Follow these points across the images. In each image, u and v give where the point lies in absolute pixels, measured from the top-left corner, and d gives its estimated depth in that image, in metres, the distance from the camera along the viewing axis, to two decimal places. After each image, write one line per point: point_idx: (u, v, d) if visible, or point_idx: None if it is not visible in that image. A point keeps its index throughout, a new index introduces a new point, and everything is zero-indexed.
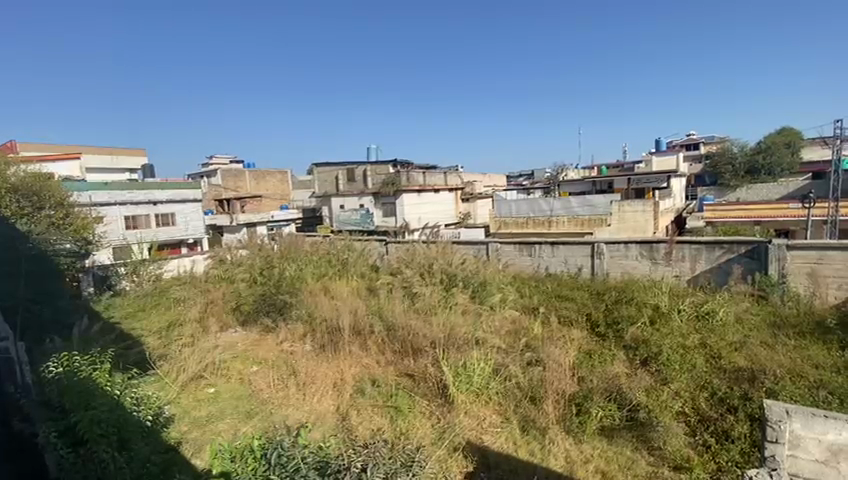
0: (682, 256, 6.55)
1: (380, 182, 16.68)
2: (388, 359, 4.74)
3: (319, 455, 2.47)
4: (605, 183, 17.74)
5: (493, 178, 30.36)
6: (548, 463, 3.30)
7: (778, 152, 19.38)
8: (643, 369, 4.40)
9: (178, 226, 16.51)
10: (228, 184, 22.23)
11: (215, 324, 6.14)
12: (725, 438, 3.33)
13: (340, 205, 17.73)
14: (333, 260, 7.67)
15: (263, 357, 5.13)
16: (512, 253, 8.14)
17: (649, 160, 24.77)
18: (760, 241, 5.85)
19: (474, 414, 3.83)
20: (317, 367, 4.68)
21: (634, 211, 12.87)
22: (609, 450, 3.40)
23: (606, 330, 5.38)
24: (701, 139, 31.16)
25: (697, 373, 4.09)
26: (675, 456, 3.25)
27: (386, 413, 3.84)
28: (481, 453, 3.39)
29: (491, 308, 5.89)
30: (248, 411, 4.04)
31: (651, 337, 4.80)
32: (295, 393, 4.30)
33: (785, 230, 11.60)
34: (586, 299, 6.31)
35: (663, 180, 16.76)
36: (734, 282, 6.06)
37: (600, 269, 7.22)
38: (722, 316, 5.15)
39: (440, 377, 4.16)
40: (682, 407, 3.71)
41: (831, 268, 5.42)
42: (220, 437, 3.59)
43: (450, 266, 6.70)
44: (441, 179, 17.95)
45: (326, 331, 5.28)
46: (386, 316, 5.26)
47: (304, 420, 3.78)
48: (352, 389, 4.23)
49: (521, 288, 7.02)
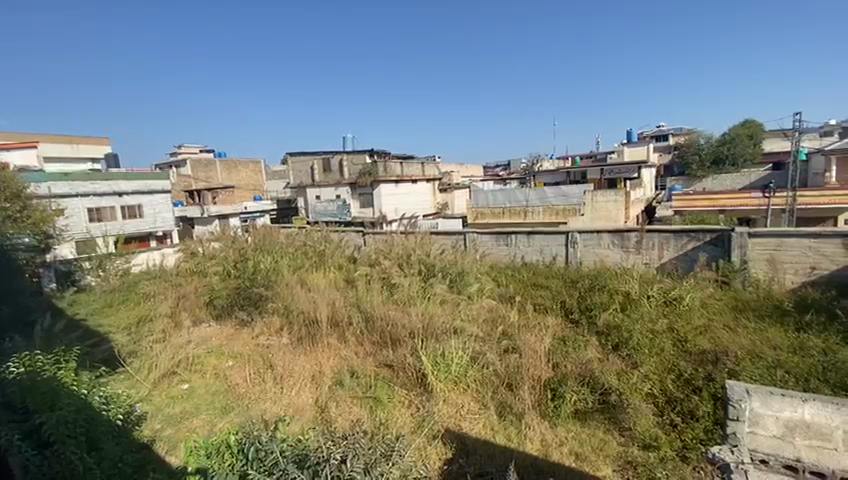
0: (652, 244, 6.78)
1: (357, 172, 16.51)
2: (367, 350, 4.73)
3: (297, 449, 2.45)
4: (577, 172, 18.40)
5: (469, 168, 30.52)
6: (525, 447, 3.40)
7: (741, 143, 20.20)
8: (615, 353, 4.56)
9: (146, 218, 15.89)
10: (199, 174, 21.55)
11: (188, 318, 5.98)
12: (690, 417, 3.50)
13: (316, 196, 17.52)
14: (309, 253, 7.56)
15: (238, 351, 5.04)
16: (489, 243, 8.23)
17: (620, 151, 25.40)
18: (724, 228, 6.11)
19: (453, 402, 3.90)
20: (295, 361, 4.63)
21: (607, 200, 13.25)
22: (582, 433, 3.54)
23: (579, 316, 5.54)
24: (670, 130, 32.12)
25: (665, 356, 4.27)
26: (644, 435, 3.39)
27: (365, 404, 3.86)
28: (459, 439, 3.46)
29: (469, 297, 5.95)
30: (224, 407, 3.98)
31: (622, 322, 4.98)
32: (272, 387, 4.25)
33: (747, 219, 12.05)
34: (560, 287, 6.46)
35: (634, 170, 17.26)
36: (699, 269, 6.33)
37: (574, 258, 7.40)
38: (688, 301, 5.38)
39: (418, 367, 4.19)
40: (651, 389, 3.84)
41: (789, 254, 5.72)
42: (196, 434, 3.52)
43: (427, 256, 6.73)
44: (418, 169, 17.89)
45: (304, 323, 5.21)
46: (365, 307, 5.23)
47: (282, 414, 3.74)
48: (331, 382, 4.22)
49: (498, 277, 7.12)
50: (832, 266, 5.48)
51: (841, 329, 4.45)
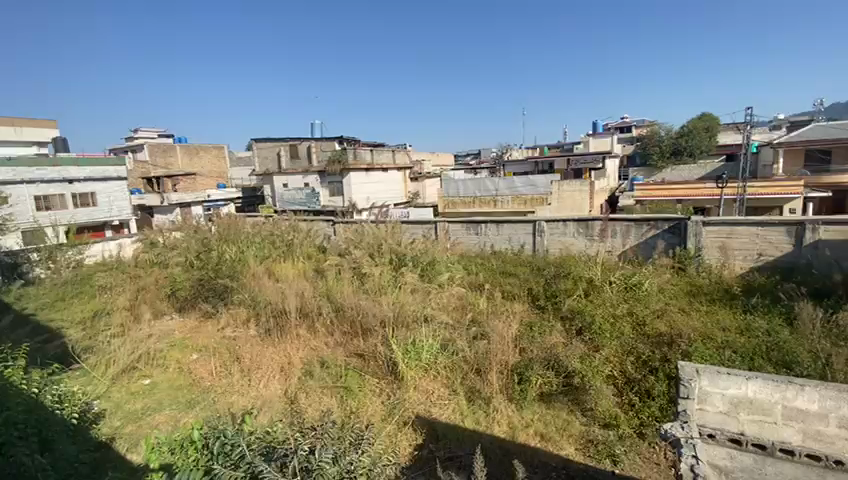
0: (614, 232, 7.03)
1: (325, 160, 16.20)
2: (338, 340, 4.70)
3: (265, 441, 2.42)
4: (545, 162, 18.77)
5: (440, 157, 30.58)
6: (492, 430, 3.50)
7: (698, 135, 21.13)
8: (578, 338, 4.74)
9: (100, 207, 15.03)
10: (158, 160, 20.53)
11: (148, 311, 5.72)
12: (647, 396, 3.70)
13: (283, 183, 17.08)
14: (277, 242, 7.37)
15: (203, 343, 4.91)
16: (459, 232, 8.29)
17: (586, 142, 26.03)
18: (681, 217, 6.42)
19: (423, 389, 3.95)
20: (263, 353, 4.56)
21: (572, 190, 13.59)
22: (548, 414, 3.67)
23: (545, 302, 5.70)
24: (634, 122, 33.17)
25: (625, 340, 4.47)
26: (604, 415, 3.57)
27: (336, 394, 3.86)
28: (430, 425, 3.52)
29: (440, 286, 5.98)
30: (189, 401, 3.87)
31: (585, 308, 5.17)
32: (239, 380, 4.17)
33: (702, 208, 12.66)
34: (528, 275, 6.63)
35: (599, 160, 17.75)
36: (658, 256, 6.63)
37: (541, 246, 7.59)
38: (647, 287, 5.65)
39: (389, 355, 4.21)
40: (611, 371, 4.02)
41: (739, 241, 6.06)
42: (158, 430, 3.40)
43: (398, 245, 6.71)
44: (389, 156, 17.73)
45: (272, 314, 5.10)
46: (335, 297, 5.16)
47: (250, 407, 3.68)
48: (301, 373, 4.19)
49: (468, 265, 7.21)
50: (778, 253, 5.85)
51: (782, 311, 4.80)
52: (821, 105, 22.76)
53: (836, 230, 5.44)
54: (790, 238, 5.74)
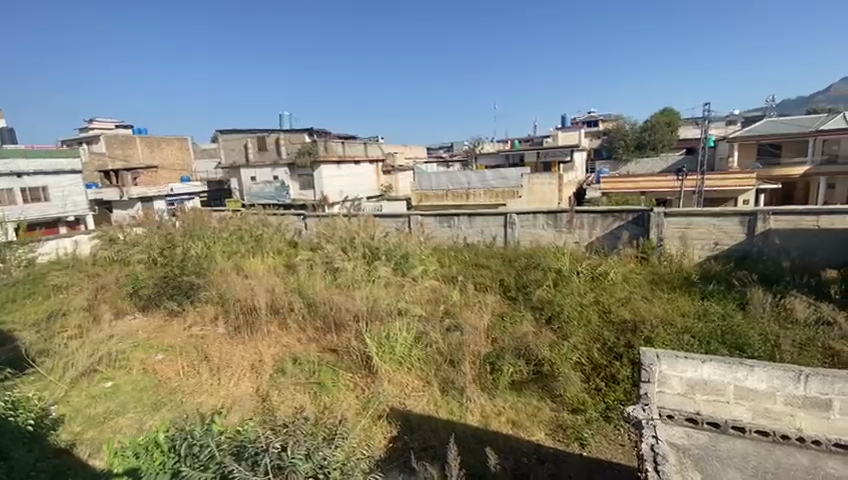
0: (581, 224, 7.23)
1: (295, 152, 15.84)
2: (310, 336, 4.65)
3: (235, 441, 2.36)
4: (516, 155, 19.02)
5: (413, 149, 30.50)
6: (466, 419, 3.57)
7: (660, 129, 21.94)
8: (548, 326, 4.88)
9: (53, 202, 14.17)
10: (116, 153, 19.51)
11: (109, 311, 5.47)
12: (613, 381, 3.87)
13: (251, 177, 16.62)
14: (245, 237, 7.17)
15: (169, 344, 4.75)
16: (432, 225, 8.31)
17: (555, 135, 26.56)
18: (644, 209, 6.67)
19: (397, 381, 3.98)
20: (232, 351, 4.45)
21: (542, 182, 13.86)
22: (519, 401, 3.77)
23: (516, 293, 5.82)
24: (600, 117, 34.07)
25: (592, 327, 4.63)
26: (573, 400, 3.71)
27: (309, 390, 3.83)
28: (404, 417, 3.55)
29: (413, 279, 5.98)
30: (155, 403, 3.75)
31: (554, 297, 5.32)
32: (208, 379, 4.07)
33: (664, 200, 13.18)
34: (499, 266, 6.73)
35: (567, 153, 18.16)
36: (622, 246, 6.88)
37: (512, 238, 7.72)
38: (612, 276, 5.87)
39: (363, 349, 4.19)
40: (579, 358, 4.16)
41: (697, 231, 6.37)
42: (121, 434, 3.27)
43: (371, 239, 6.66)
44: (360, 149, 17.49)
45: (241, 312, 4.97)
46: (306, 292, 5.08)
47: (219, 406, 3.59)
48: (272, 370, 4.13)
49: (441, 258, 7.25)
50: (732, 241, 6.19)
51: (736, 296, 5.10)
52: (772, 102, 24.01)
53: (784, 220, 5.81)
54: (743, 228, 6.08)
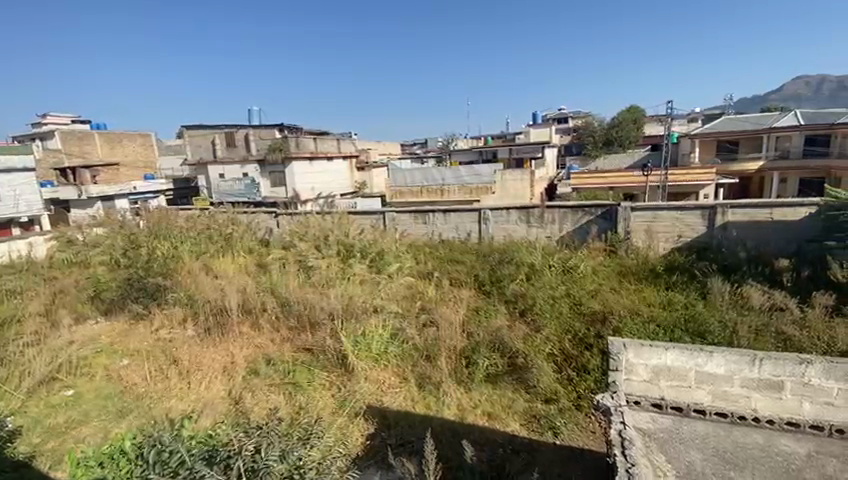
0: (552, 218, 7.40)
1: (265, 148, 15.49)
2: (284, 337, 4.58)
3: (206, 445, 2.30)
4: (489, 151, 19.23)
5: (386, 145, 30.33)
6: (443, 413, 3.60)
7: (627, 126, 22.66)
8: (521, 319, 4.98)
9: (4, 202, 13.23)
10: (73, 150, 18.51)
11: (68, 316, 5.20)
12: (583, 371, 4.00)
13: (220, 174, 16.17)
14: (214, 237, 6.96)
15: (135, 348, 4.57)
16: (407, 221, 8.28)
17: (527, 132, 27.00)
18: (611, 204, 6.89)
19: (374, 379, 3.96)
20: (202, 354, 4.33)
21: (515, 178, 14.08)
22: (494, 394, 3.84)
23: (491, 287, 5.91)
24: (570, 114, 34.85)
25: (563, 318, 4.77)
26: (546, 391, 3.81)
27: (283, 391, 3.77)
28: (381, 414, 3.55)
29: (388, 276, 5.97)
30: (121, 410, 3.60)
31: (527, 291, 5.43)
32: (177, 383, 3.94)
33: (631, 195, 13.62)
34: (474, 262, 6.80)
35: (539, 150, 18.53)
36: (592, 240, 7.08)
37: (486, 234, 7.81)
38: (582, 269, 6.05)
39: (338, 348, 4.16)
40: (552, 349, 4.28)
41: (662, 225, 6.62)
42: (85, 444, 3.13)
43: (346, 237, 6.58)
44: (333, 145, 17.26)
45: (211, 313, 4.82)
46: (279, 292, 4.96)
47: (190, 411, 3.48)
48: (245, 372, 4.05)
49: (417, 255, 7.26)
50: (693, 234, 6.48)
51: (697, 286, 5.35)
52: (729, 100, 25.18)
53: (741, 213, 6.12)
54: (704, 221, 6.37)
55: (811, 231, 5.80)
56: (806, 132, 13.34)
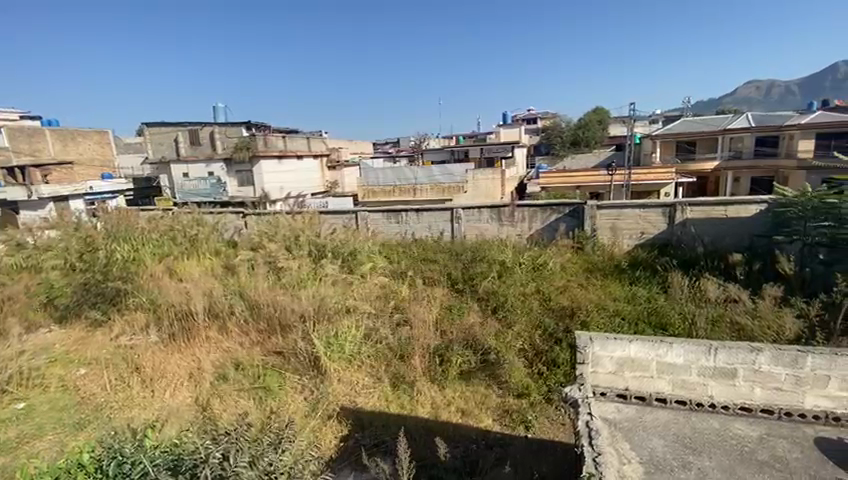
0: (522, 216, 7.54)
1: (232, 146, 15.06)
2: (253, 340, 4.48)
3: (171, 454, 2.22)
4: (461, 151, 19.40)
5: (357, 144, 30.10)
6: (416, 412, 3.62)
7: (593, 127, 23.38)
8: (493, 316, 5.06)
9: None
10: (21, 147, 17.38)
11: (18, 325, 4.90)
12: (553, 365, 4.12)
13: (183, 173, 15.59)
14: (178, 238, 6.70)
15: (93, 356, 4.35)
16: (379, 221, 8.21)
17: (497, 132, 27.39)
18: (578, 202, 7.11)
19: (347, 380, 3.93)
20: (167, 360, 4.18)
21: (486, 177, 14.28)
22: (467, 390, 3.89)
23: (463, 285, 5.97)
24: (539, 114, 35.65)
25: (533, 314, 4.89)
26: (518, 385, 3.90)
27: (253, 395, 3.69)
28: (354, 415, 3.53)
29: (361, 277, 5.93)
30: (78, 422, 3.42)
31: (499, 288, 5.52)
32: (140, 392, 3.79)
33: (597, 193, 14.07)
34: (447, 260, 6.85)
35: (509, 150, 18.85)
36: (560, 237, 7.27)
37: (459, 232, 7.88)
38: (551, 266, 6.21)
39: (310, 350, 4.09)
40: (523, 345, 4.39)
41: (626, 222, 6.87)
42: (37, 459, 2.95)
43: (317, 237, 6.46)
44: (303, 144, 16.96)
45: (176, 318, 4.65)
46: (248, 294, 4.78)
47: (153, 420, 3.34)
48: (213, 377, 3.94)
49: (390, 254, 7.25)
50: (655, 231, 6.77)
51: (659, 281, 5.60)
52: (687, 102, 26.42)
53: (699, 211, 6.43)
54: (665, 218, 6.66)
55: (762, 228, 6.17)
56: (757, 134, 14.17)
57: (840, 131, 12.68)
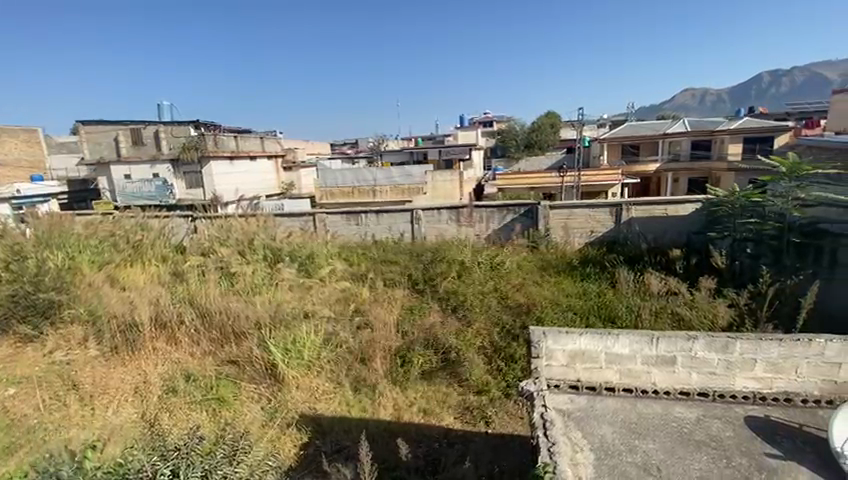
0: (480, 217, 7.70)
1: (179, 147, 14.29)
2: (205, 350, 4.29)
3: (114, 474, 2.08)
4: (419, 153, 19.52)
5: (314, 145, 29.56)
6: (378, 414, 3.60)
7: (545, 130, 24.29)
8: (453, 315, 5.15)
9: None
10: None
11: None
12: (511, 360, 4.26)
13: (125, 174, 14.61)
14: (120, 244, 6.27)
15: (22, 374, 3.89)
16: (338, 223, 8.08)
17: (455, 135, 27.82)
18: (532, 203, 7.36)
19: (306, 386, 3.85)
20: (109, 375, 3.92)
21: (444, 179, 14.44)
22: (429, 390, 3.94)
23: (424, 286, 6.01)
24: (495, 118, 36.57)
25: (492, 312, 5.03)
26: (478, 382, 4.01)
27: (206, 407, 3.54)
28: (314, 421, 3.46)
29: (320, 280, 5.83)
30: (6, 447, 3.07)
31: (458, 288, 5.63)
32: (79, 410, 3.52)
33: (550, 194, 14.61)
34: (407, 261, 6.88)
35: (466, 152, 19.18)
36: (516, 237, 7.50)
37: (419, 233, 7.93)
38: (507, 265, 6.40)
39: (267, 357, 3.98)
40: (482, 342, 4.52)
41: (577, 221, 7.20)
42: None
43: (273, 240, 6.27)
44: (257, 144, 16.38)
45: (118, 330, 4.36)
46: (199, 302, 4.57)
47: (94, 440, 3.11)
48: (161, 391, 3.73)
49: (349, 257, 7.17)
50: (604, 229, 7.14)
51: (607, 276, 5.91)
52: (631, 108, 28.08)
53: (642, 210, 6.86)
54: (612, 217, 7.05)
55: (698, 225, 6.68)
56: (692, 138, 15.30)
57: (763, 136, 13.96)
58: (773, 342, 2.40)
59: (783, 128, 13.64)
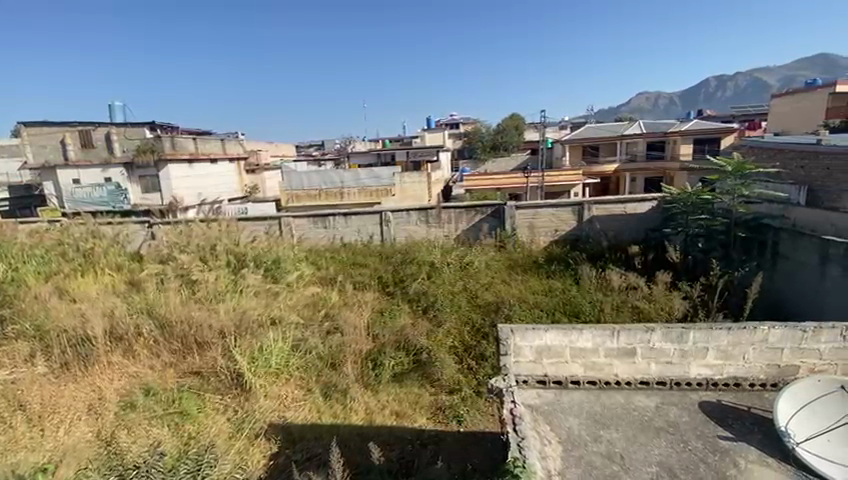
0: (448, 218, 7.76)
1: (133, 149, 13.57)
2: (166, 362, 4.10)
3: None
4: (387, 154, 19.46)
5: (279, 147, 28.87)
6: (350, 419, 3.57)
7: (510, 132, 24.80)
8: (424, 315, 5.18)
9: None
10: None
11: None
12: (482, 359, 4.35)
13: (73, 179, 13.79)
14: (69, 254, 5.87)
15: None
16: (305, 226, 7.93)
17: (422, 136, 27.90)
18: (499, 203, 7.50)
19: (275, 395, 3.75)
20: (59, 393, 3.68)
21: (412, 180, 14.45)
22: (401, 392, 3.93)
23: (394, 288, 6.00)
24: (461, 119, 37.01)
25: (462, 312, 5.10)
26: (450, 381, 4.08)
27: (168, 422, 3.39)
28: (284, 430, 3.38)
29: (288, 284, 5.70)
30: None
31: (428, 289, 5.66)
32: (26, 432, 3.28)
33: (516, 194, 14.92)
34: (377, 264, 6.84)
35: (433, 153, 19.30)
36: (484, 237, 7.62)
37: (388, 235, 7.89)
38: (476, 265, 6.49)
39: (232, 367, 3.86)
40: (453, 342, 4.58)
41: (542, 220, 7.39)
42: None
43: (236, 245, 6.07)
44: (217, 146, 15.80)
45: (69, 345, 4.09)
46: (157, 311, 4.35)
47: (44, 463, 2.91)
48: (117, 408, 3.54)
49: (317, 261, 7.05)
50: (567, 228, 7.37)
51: (571, 273, 6.10)
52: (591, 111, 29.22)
53: (603, 209, 7.13)
54: (575, 216, 7.29)
55: (654, 222, 7.02)
56: (648, 139, 16.07)
57: (710, 137, 14.87)
58: (723, 331, 2.55)
59: (728, 130, 14.58)
